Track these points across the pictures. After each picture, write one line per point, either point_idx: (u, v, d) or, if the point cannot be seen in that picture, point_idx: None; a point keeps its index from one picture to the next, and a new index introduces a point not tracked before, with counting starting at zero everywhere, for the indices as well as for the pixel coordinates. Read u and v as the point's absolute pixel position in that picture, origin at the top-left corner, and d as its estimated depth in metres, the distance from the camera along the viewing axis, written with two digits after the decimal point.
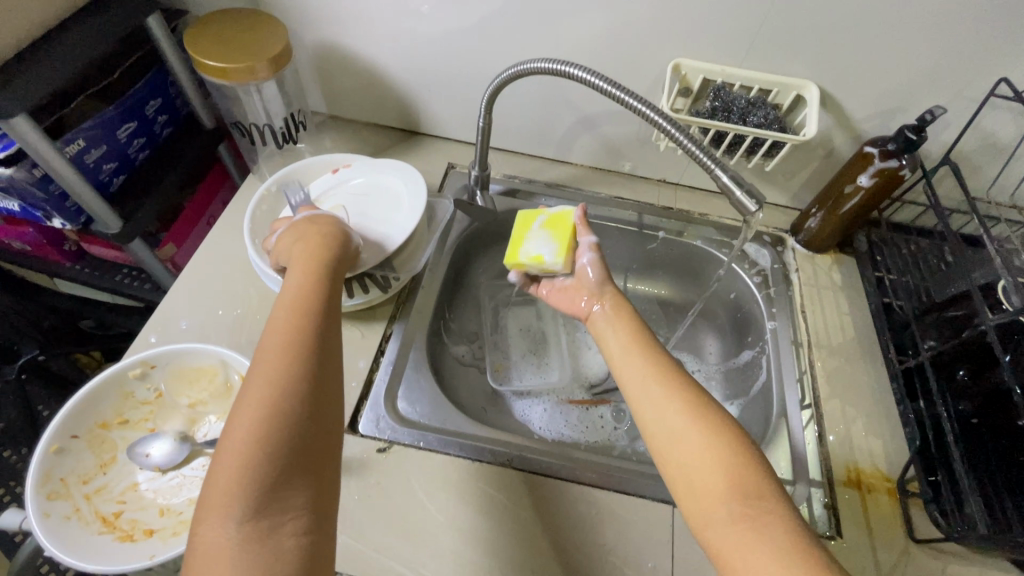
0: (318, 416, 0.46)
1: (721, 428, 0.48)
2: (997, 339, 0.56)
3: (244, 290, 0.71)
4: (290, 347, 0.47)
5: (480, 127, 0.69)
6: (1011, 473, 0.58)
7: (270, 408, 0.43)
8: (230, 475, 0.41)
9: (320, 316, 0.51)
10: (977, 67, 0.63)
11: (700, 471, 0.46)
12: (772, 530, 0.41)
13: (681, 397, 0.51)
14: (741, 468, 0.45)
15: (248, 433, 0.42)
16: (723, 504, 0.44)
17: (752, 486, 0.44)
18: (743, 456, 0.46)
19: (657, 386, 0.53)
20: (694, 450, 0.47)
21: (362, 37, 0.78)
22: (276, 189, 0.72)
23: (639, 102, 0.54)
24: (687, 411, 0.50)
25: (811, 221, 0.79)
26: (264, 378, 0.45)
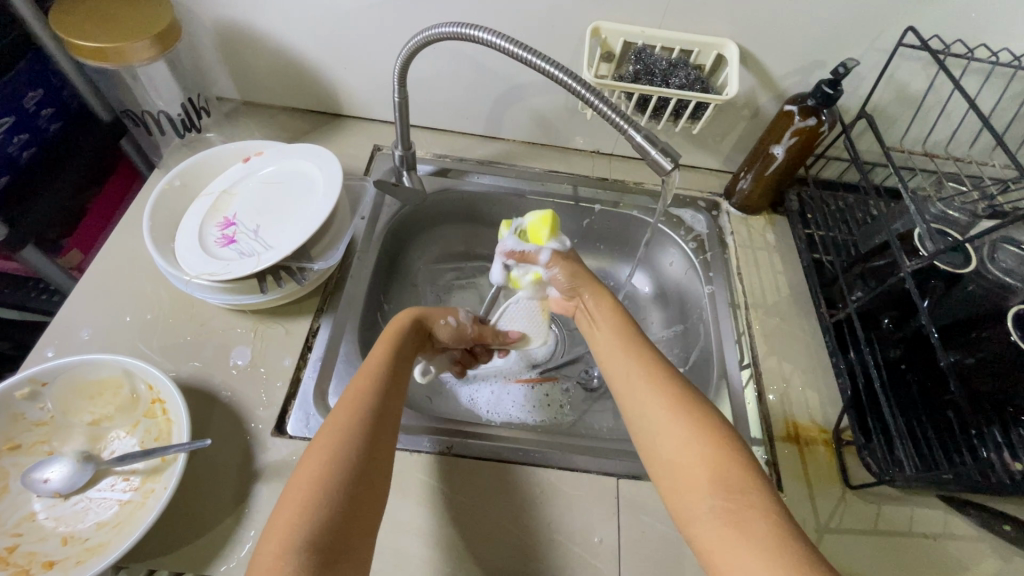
0: (382, 460, 0.48)
1: (706, 421, 0.48)
2: (915, 285, 0.57)
3: (152, 293, 0.66)
4: (359, 395, 0.51)
5: (397, 103, 0.65)
6: (934, 412, 0.61)
7: (337, 448, 0.46)
8: (296, 509, 0.42)
9: (394, 371, 0.55)
10: (885, 18, 0.63)
11: (686, 465, 0.46)
12: (753, 523, 0.41)
13: (666, 390, 0.52)
14: (727, 462, 0.45)
15: (319, 468, 0.45)
16: (708, 499, 0.44)
17: (735, 480, 0.44)
18: (727, 448, 0.46)
19: (641, 375, 0.54)
20: (683, 443, 0.48)
21: (263, 13, 0.72)
22: (180, 182, 0.67)
23: (545, 61, 0.51)
24: (671, 403, 0.50)
25: (741, 183, 0.79)
26: (337, 423, 0.48)
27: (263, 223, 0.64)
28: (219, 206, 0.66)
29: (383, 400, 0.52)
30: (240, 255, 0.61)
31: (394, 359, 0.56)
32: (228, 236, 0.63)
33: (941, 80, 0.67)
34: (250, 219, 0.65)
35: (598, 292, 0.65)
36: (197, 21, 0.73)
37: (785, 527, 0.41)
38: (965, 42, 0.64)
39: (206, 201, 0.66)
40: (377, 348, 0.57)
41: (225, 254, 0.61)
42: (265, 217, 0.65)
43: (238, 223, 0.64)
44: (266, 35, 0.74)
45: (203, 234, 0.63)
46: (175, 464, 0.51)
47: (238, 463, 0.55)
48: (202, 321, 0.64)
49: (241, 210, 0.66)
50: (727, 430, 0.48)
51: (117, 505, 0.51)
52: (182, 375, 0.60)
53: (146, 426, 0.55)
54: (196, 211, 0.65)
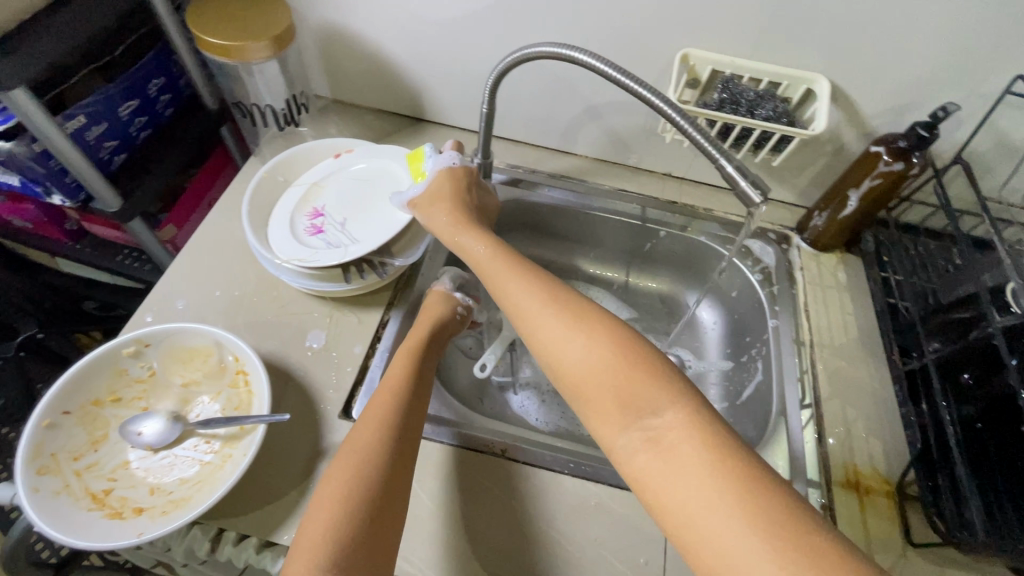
0: (399, 481, 0.49)
1: (611, 348, 0.45)
2: (1006, 342, 0.55)
3: (242, 272, 0.71)
4: (382, 415, 0.53)
5: (484, 113, 0.68)
6: (1014, 478, 0.57)
7: (361, 466, 0.48)
8: (326, 516, 0.45)
9: (416, 386, 0.57)
10: (993, 65, 0.61)
11: (595, 393, 0.44)
12: (676, 445, 0.38)
13: (563, 312, 0.49)
14: (639, 385, 0.42)
15: (348, 481, 0.47)
16: (625, 431, 0.41)
17: (649, 403, 0.41)
18: (630, 362, 0.44)
19: (536, 304, 0.51)
20: (584, 373, 0.45)
21: (366, 20, 0.77)
22: (276, 172, 0.72)
23: (641, 86, 0.52)
24: (568, 324, 0.48)
25: (816, 219, 0.78)
26: (364, 440, 0.50)
27: (349, 217, 0.68)
28: (308, 197, 0.70)
29: (406, 416, 0.54)
30: (331, 245, 0.65)
31: (411, 377, 0.58)
32: (316, 226, 0.67)
33: None
34: (337, 212, 0.69)
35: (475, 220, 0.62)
36: (305, 23, 0.79)
37: (706, 440, 0.38)
38: None
39: (296, 191, 0.70)
40: (400, 362, 0.59)
41: (315, 243, 0.66)
42: (351, 211, 0.69)
43: (326, 214, 0.68)
44: (366, 40, 0.79)
45: (293, 223, 0.67)
46: (253, 433, 0.55)
47: (307, 438, 0.59)
48: (283, 303, 0.69)
49: (328, 203, 0.70)
50: (629, 348, 0.45)
51: (198, 465, 0.55)
52: (263, 352, 0.65)
53: (228, 395, 0.59)
54: (286, 200, 0.70)
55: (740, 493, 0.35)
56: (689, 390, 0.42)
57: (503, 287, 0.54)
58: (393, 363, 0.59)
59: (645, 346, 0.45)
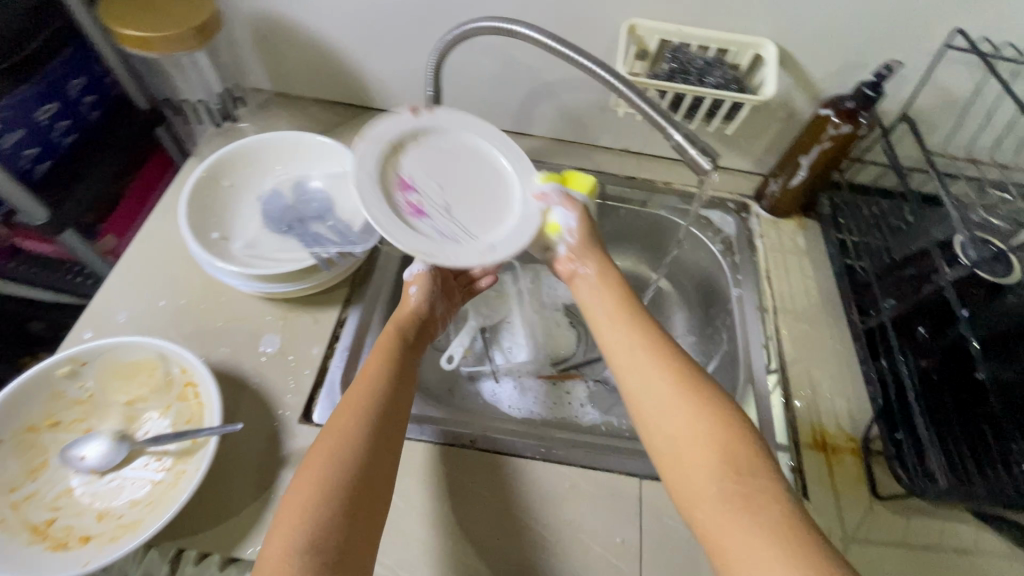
0: (383, 463, 0.47)
1: (707, 403, 0.46)
2: (955, 293, 0.56)
3: (186, 279, 0.67)
4: (362, 397, 0.51)
5: (430, 97, 0.65)
6: (970, 424, 0.60)
7: (343, 448, 0.46)
8: (300, 503, 0.42)
9: (399, 371, 0.55)
10: (932, 21, 0.62)
11: (688, 441, 0.44)
12: (762, 511, 0.39)
13: (671, 365, 0.49)
14: (730, 441, 0.43)
15: (320, 467, 0.45)
16: (713, 482, 0.42)
17: (741, 463, 0.42)
18: (727, 423, 0.45)
19: (643, 351, 0.51)
20: (684, 423, 0.46)
21: (300, 5, 0.73)
22: (216, 171, 0.68)
23: (585, 58, 0.51)
24: (675, 376, 0.48)
25: (772, 186, 0.78)
26: (337, 429, 0.48)
27: (449, 202, 0.58)
28: (392, 163, 0.58)
29: (392, 399, 0.52)
30: (437, 235, 0.55)
31: (395, 361, 0.56)
32: (413, 204, 0.56)
33: (987, 85, 0.65)
34: (435, 194, 0.58)
35: (604, 266, 0.60)
36: (235, 11, 0.74)
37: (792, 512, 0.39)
38: (1015, 46, 0.62)
39: (416, 173, 0.58)
40: (376, 353, 0.56)
41: (419, 226, 0.54)
42: (446, 193, 0.59)
43: (420, 191, 0.57)
44: (302, 26, 0.75)
45: (387, 199, 0.55)
46: (206, 446, 0.52)
47: (266, 446, 0.56)
48: (233, 308, 0.66)
49: (415, 172, 0.59)
50: (727, 406, 0.46)
51: (149, 485, 0.52)
52: (213, 361, 0.62)
53: (179, 408, 0.56)
54: (367, 161, 0.56)
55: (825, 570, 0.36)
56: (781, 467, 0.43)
57: (604, 334, 0.55)
58: (370, 355, 0.57)
59: (737, 409, 0.46)
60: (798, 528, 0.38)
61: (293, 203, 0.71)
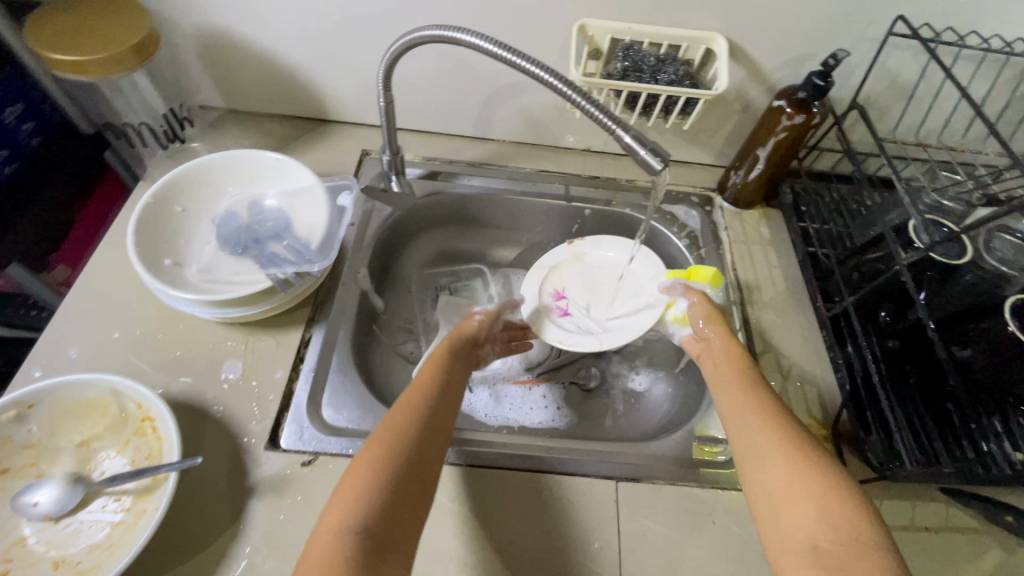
0: (427, 464, 0.50)
1: (819, 465, 0.47)
2: (912, 277, 0.57)
3: (141, 308, 0.65)
4: (415, 402, 0.55)
5: (382, 107, 0.64)
6: (933, 401, 0.62)
7: (397, 445, 0.50)
8: (355, 489, 0.46)
9: (446, 385, 0.59)
10: (875, 8, 0.62)
11: (786, 496, 0.46)
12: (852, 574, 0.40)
13: (776, 426, 0.51)
14: (832, 507, 0.44)
15: (375, 455, 0.49)
16: (811, 538, 0.43)
17: (834, 522, 0.43)
18: (832, 484, 0.46)
19: (752, 414, 0.53)
20: (778, 478, 0.47)
21: (244, 20, 0.71)
22: (166, 195, 0.66)
23: (527, 61, 0.49)
24: (777, 436, 0.50)
25: (733, 177, 0.79)
26: (392, 424, 0.52)
27: (590, 302, 0.76)
28: (550, 280, 0.78)
29: (441, 411, 0.55)
30: (575, 330, 0.73)
31: (445, 375, 0.60)
32: (562, 307, 0.75)
33: (932, 69, 0.66)
34: (576, 297, 0.77)
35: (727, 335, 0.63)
36: (176, 27, 0.72)
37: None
38: (955, 30, 0.63)
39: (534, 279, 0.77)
40: (429, 364, 0.61)
41: (563, 323, 0.74)
42: (587, 296, 0.77)
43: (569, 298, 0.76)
44: (248, 40, 0.73)
45: (541, 301, 0.76)
46: (166, 483, 0.50)
47: (232, 478, 0.55)
48: (191, 336, 0.63)
49: (567, 284, 0.78)
50: (839, 473, 0.47)
51: (109, 527, 0.50)
52: (173, 392, 0.59)
53: (136, 445, 0.54)
54: (531, 283, 0.77)
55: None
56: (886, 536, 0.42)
57: (724, 390, 0.58)
58: (424, 365, 0.61)
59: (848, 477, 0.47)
60: None
61: (248, 223, 0.69)
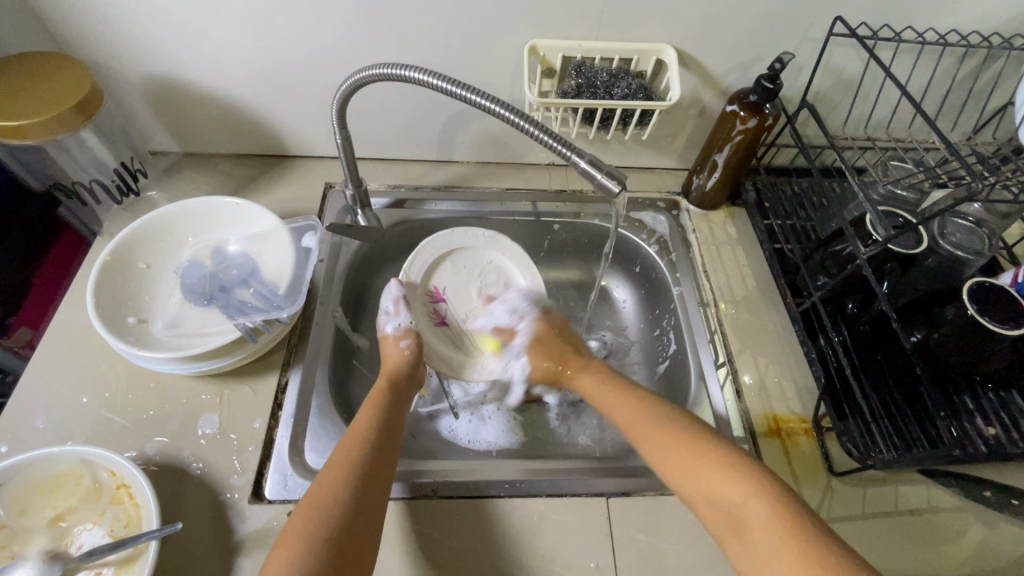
0: (368, 513, 0.48)
1: (699, 437, 0.53)
2: (872, 270, 0.59)
3: (109, 369, 0.63)
4: (349, 446, 0.53)
5: (340, 143, 0.64)
6: (907, 387, 0.64)
7: (331, 497, 0.48)
8: (289, 552, 0.44)
9: (383, 423, 0.57)
10: (815, 11, 0.64)
11: (688, 481, 0.50)
12: (752, 521, 0.45)
13: (657, 423, 0.56)
14: (715, 475, 0.48)
15: (304, 527, 0.46)
16: (718, 512, 0.47)
17: (726, 490, 0.48)
18: (712, 456, 0.50)
19: (638, 418, 0.57)
20: (675, 469, 0.51)
21: (192, 66, 0.70)
22: (124, 251, 0.65)
23: (479, 95, 0.50)
24: (663, 432, 0.54)
25: (696, 181, 0.80)
26: (326, 484, 0.49)
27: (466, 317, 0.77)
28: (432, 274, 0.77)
29: (377, 451, 0.53)
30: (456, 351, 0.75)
31: (381, 414, 0.58)
32: (438, 315, 0.76)
33: (874, 63, 0.68)
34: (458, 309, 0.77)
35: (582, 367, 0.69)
36: (123, 77, 0.70)
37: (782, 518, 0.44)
38: (892, 26, 0.65)
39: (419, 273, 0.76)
40: (363, 413, 0.58)
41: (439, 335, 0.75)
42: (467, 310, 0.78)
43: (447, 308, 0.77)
44: (199, 85, 0.72)
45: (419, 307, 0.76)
46: (148, 551, 0.49)
47: (217, 536, 0.53)
48: (164, 392, 0.62)
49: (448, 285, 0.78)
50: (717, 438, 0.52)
51: None
52: (148, 454, 0.58)
53: (114, 513, 0.52)
54: (414, 271, 0.76)
55: (810, 555, 0.40)
56: (772, 482, 0.47)
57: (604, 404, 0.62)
58: (364, 405, 0.60)
59: (727, 442, 0.52)
60: (797, 534, 0.42)
61: (211, 272, 0.68)
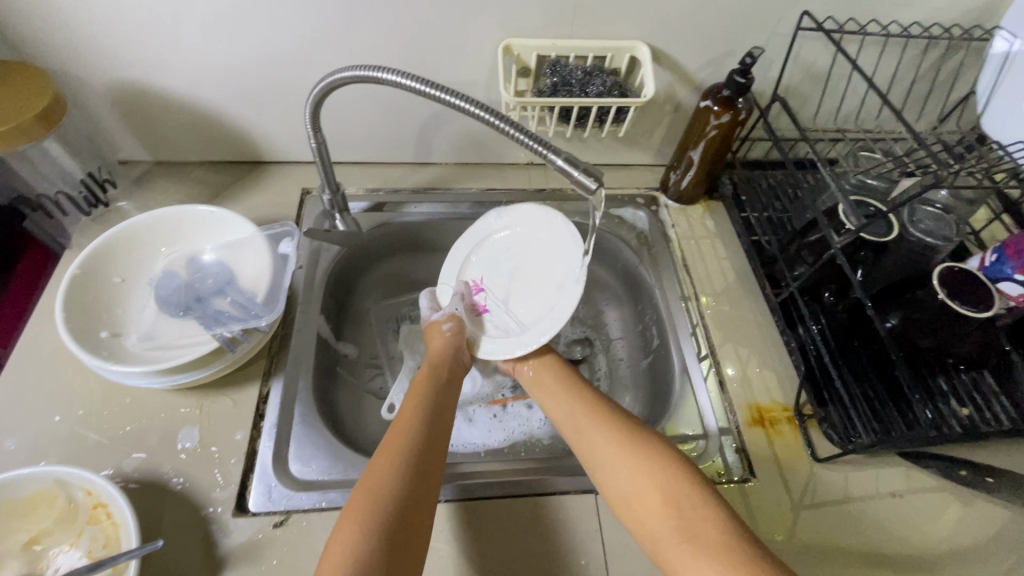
0: (424, 497, 0.50)
1: (648, 445, 0.54)
2: (846, 259, 0.60)
3: (83, 386, 0.61)
4: (401, 434, 0.55)
5: (314, 147, 0.63)
6: (885, 372, 0.65)
7: (388, 480, 0.50)
8: (351, 530, 0.46)
9: (432, 412, 0.59)
10: (783, 6, 0.65)
11: (637, 488, 0.51)
12: (703, 536, 0.45)
13: (613, 425, 0.57)
14: (666, 484, 0.50)
15: (362, 509, 0.47)
16: (663, 524, 0.48)
17: (683, 498, 0.49)
18: (664, 466, 0.51)
19: (588, 420, 0.58)
20: (626, 476, 0.52)
21: (160, 72, 0.68)
22: (96, 263, 0.63)
23: (453, 95, 0.49)
24: (617, 437, 0.55)
25: (673, 177, 0.81)
26: (382, 468, 0.51)
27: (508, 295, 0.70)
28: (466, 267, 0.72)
29: (429, 439, 0.55)
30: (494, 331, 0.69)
31: (429, 403, 0.60)
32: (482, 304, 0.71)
33: (841, 56, 0.70)
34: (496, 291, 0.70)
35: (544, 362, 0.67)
36: (87, 86, 0.69)
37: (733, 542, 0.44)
38: (857, 20, 0.67)
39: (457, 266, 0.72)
40: (410, 404, 0.60)
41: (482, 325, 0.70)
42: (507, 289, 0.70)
43: (487, 291, 0.71)
44: (168, 92, 0.71)
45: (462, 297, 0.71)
46: (127, 572, 0.47)
47: (200, 552, 0.52)
48: (141, 407, 0.60)
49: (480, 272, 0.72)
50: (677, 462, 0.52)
51: None
52: (126, 470, 0.56)
53: (91, 535, 0.50)
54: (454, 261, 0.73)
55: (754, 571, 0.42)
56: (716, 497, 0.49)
57: (551, 404, 0.63)
58: (409, 395, 0.61)
59: (673, 449, 0.53)
60: (746, 552, 0.43)
61: (186, 282, 0.67)
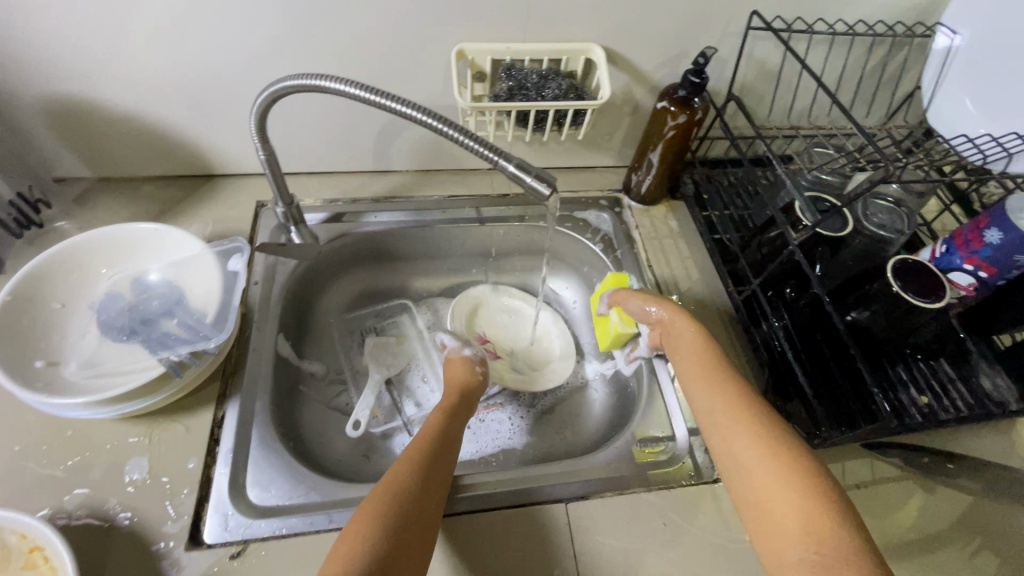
0: (435, 500, 0.50)
1: (798, 462, 0.47)
2: (802, 255, 0.61)
3: (20, 420, 0.57)
4: (426, 439, 0.56)
5: (262, 159, 0.60)
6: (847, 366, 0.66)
7: (406, 475, 0.50)
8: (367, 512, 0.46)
9: (452, 428, 0.59)
10: (733, 7, 0.66)
11: (773, 504, 0.46)
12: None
13: (759, 429, 0.51)
14: (804, 511, 0.44)
15: (379, 495, 0.48)
16: (795, 548, 0.43)
17: (827, 532, 0.42)
18: (816, 492, 0.45)
19: (728, 415, 0.53)
20: (765, 487, 0.47)
21: (95, 84, 0.65)
22: (27, 289, 0.59)
23: (401, 103, 0.48)
24: (764, 444, 0.49)
25: (635, 178, 0.81)
26: (401, 467, 0.52)
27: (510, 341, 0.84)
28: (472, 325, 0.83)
29: (446, 452, 0.56)
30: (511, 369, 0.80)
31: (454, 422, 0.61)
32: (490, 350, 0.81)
33: (790, 55, 0.71)
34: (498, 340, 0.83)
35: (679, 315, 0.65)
36: (16, 100, 0.65)
37: None
38: (804, 19, 0.68)
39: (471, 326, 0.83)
40: (437, 415, 0.61)
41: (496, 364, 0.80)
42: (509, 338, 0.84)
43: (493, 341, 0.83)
44: (105, 104, 0.67)
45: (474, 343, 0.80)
46: None
47: None
48: (84, 440, 0.57)
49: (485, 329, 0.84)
50: (829, 486, 0.45)
51: None
52: (68, 509, 0.53)
53: None
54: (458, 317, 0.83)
55: None
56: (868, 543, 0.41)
57: (693, 385, 0.59)
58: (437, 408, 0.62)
59: (833, 479, 0.46)
60: None
61: (131, 304, 0.64)
